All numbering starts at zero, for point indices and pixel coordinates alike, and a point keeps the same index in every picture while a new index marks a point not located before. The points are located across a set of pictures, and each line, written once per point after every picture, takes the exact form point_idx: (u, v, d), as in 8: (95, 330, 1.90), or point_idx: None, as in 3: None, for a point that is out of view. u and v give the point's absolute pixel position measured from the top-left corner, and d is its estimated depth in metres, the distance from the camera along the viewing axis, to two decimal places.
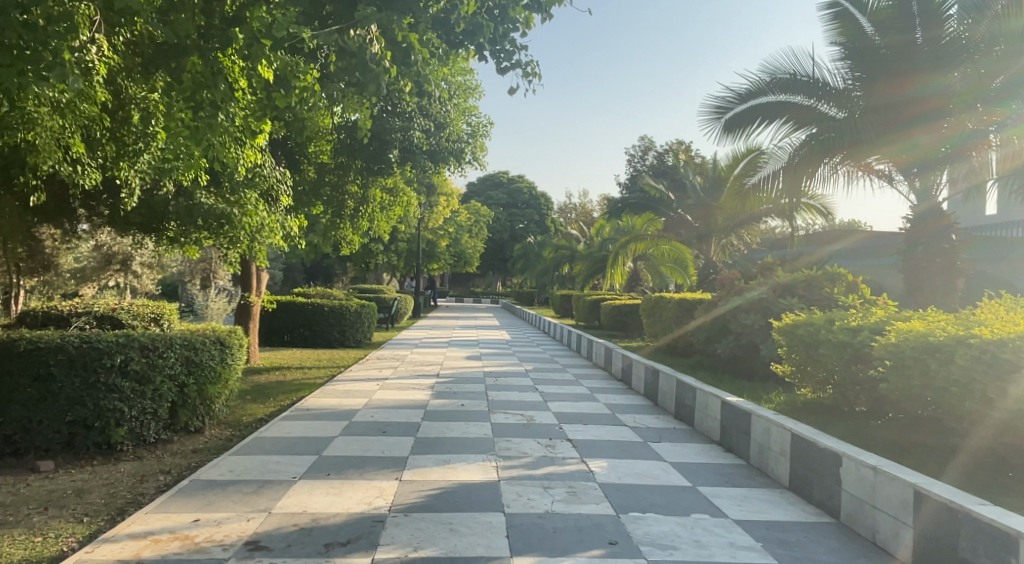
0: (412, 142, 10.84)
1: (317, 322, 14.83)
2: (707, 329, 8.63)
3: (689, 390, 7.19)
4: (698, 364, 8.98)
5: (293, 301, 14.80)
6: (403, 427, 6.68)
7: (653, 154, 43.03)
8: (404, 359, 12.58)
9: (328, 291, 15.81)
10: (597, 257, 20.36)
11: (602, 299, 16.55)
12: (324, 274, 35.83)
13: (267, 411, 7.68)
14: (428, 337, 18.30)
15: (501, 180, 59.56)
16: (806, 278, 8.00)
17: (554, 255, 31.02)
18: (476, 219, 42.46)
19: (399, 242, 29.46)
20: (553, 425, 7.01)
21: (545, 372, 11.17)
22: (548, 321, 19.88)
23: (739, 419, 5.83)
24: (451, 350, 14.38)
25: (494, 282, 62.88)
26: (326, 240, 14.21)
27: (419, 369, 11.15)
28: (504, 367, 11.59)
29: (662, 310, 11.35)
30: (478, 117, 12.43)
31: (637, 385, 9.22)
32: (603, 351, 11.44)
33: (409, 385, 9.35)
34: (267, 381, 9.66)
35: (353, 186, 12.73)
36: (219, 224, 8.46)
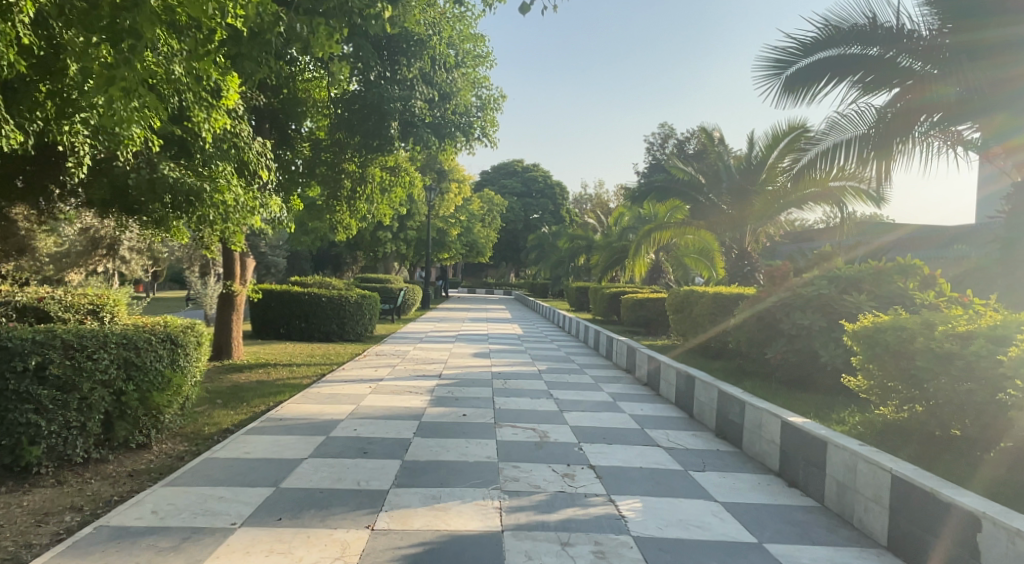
0: (412, 109, 9.53)
1: (314, 313, 13.73)
2: (752, 330, 7.39)
3: (735, 404, 5.97)
4: (739, 370, 7.73)
5: (287, 290, 13.69)
6: (390, 445, 5.53)
7: (673, 142, 41.58)
8: (404, 356, 11.44)
9: (327, 280, 14.66)
10: (615, 248, 19.06)
11: (622, 292, 15.29)
12: (333, 263, 34.86)
13: (237, 420, 6.56)
14: (434, 331, 17.17)
15: (516, 170, 58.33)
16: (874, 271, 6.69)
17: (570, 245, 29.76)
18: (489, 209, 41.23)
19: (409, 230, 28.33)
20: (571, 444, 5.82)
21: (561, 374, 9.95)
22: (563, 316, 18.67)
23: (812, 448, 4.61)
24: (458, 346, 13.24)
25: (506, 273, 61.72)
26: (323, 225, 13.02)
27: (420, 368, 10.00)
28: (514, 367, 10.41)
29: (693, 305, 10.10)
30: (489, 89, 11.16)
31: (667, 392, 7.98)
32: (626, 351, 10.22)
33: (405, 388, 8.20)
34: (246, 382, 8.56)
35: (349, 164, 11.60)
36: (186, 201, 7.33)
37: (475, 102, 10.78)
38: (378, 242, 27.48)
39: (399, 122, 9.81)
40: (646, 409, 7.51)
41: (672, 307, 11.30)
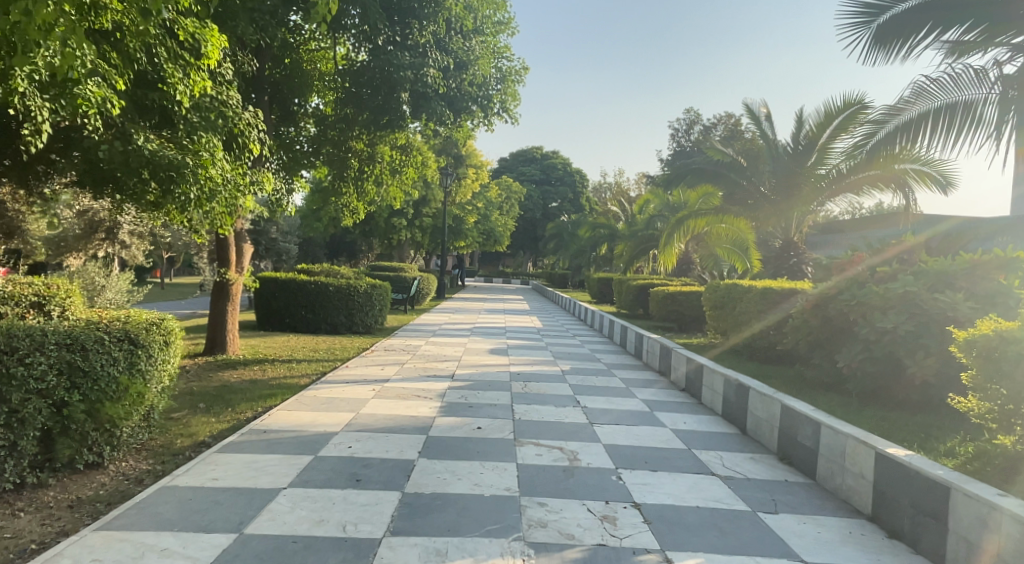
0: (424, 79, 8.42)
1: (321, 304, 12.86)
2: (817, 333, 6.33)
3: (806, 425, 4.95)
4: (798, 379, 6.68)
5: (293, 278, 12.82)
6: (389, 469, 4.60)
7: (698, 129, 40.16)
8: (415, 352, 10.50)
9: (335, 268, 13.75)
10: (642, 237, 17.97)
11: (651, 285, 14.22)
12: (348, 250, 34.13)
13: (216, 431, 5.65)
14: (449, 322, 16.27)
15: (535, 157, 57.16)
16: (971, 266, 5.58)
17: (591, 234, 28.64)
18: (508, 196, 40.20)
19: (424, 216, 27.43)
20: (606, 470, 4.85)
21: (588, 376, 8.95)
22: (586, 308, 17.63)
23: (926, 495, 3.58)
24: (473, 340, 12.29)
25: (524, 262, 60.70)
26: (330, 207, 12.03)
27: (432, 367, 9.06)
28: (534, 367, 9.43)
29: (736, 301, 9.03)
30: (510, 60, 10.11)
31: (714, 402, 6.96)
32: (661, 351, 9.19)
33: (412, 392, 7.26)
34: (237, 381, 7.68)
35: (356, 142, 10.62)
36: (166, 176, 6.38)
37: (495, 74, 9.72)
38: (392, 228, 26.48)
39: (411, 94, 8.79)
40: (690, 422, 6.50)
41: (710, 303, 10.23)
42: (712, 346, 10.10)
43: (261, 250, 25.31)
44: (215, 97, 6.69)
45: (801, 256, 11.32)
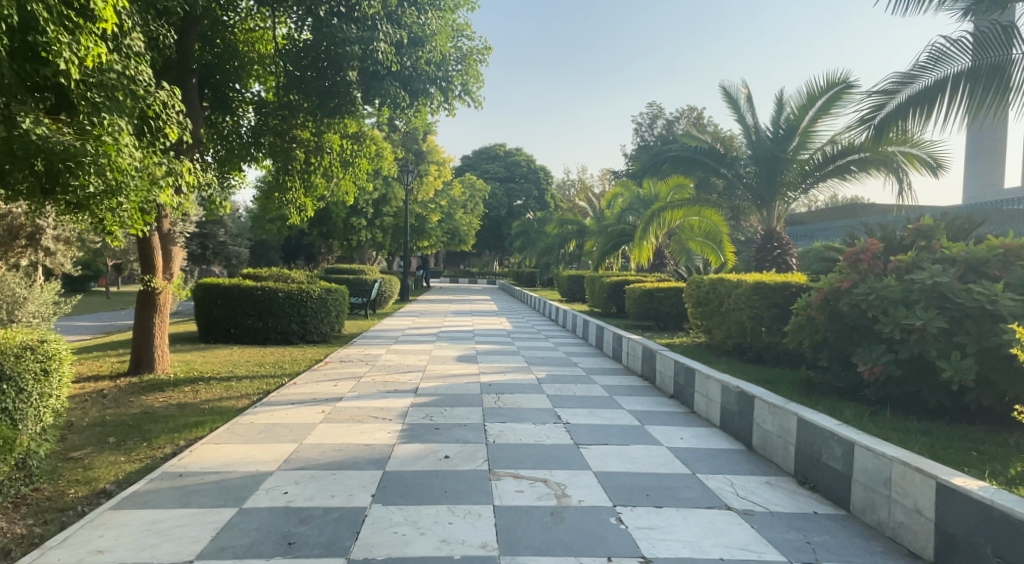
0: (373, 55, 7.56)
1: (270, 312, 11.75)
2: (827, 333, 5.58)
3: (835, 444, 4.18)
4: (806, 384, 5.92)
5: (237, 285, 11.68)
6: (332, 522, 3.65)
7: (661, 122, 39.89)
8: (374, 363, 9.50)
9: (284, 271, 12.63)
10: (613, 232, 17.24)
11: (626, 281, 13.49)
12: (307, 253, 32.77)
13: (122, 474, 4.61)
14: (413, 327, 15.27)
15: (498, 154, 56.39)
16: (1006, 250, 4.87)
17: (558, 230, 27.92)
18: (472, 194, 39.27)
19: (385, 216, 26.31)
20: (602, 508, 3.98)
21: (567, 384, 8.10)
22: (557, 307, 16.84)
23: (1019, 545, 2.84)
24: (438, 347, 11.33)
25: (490, 261, 59.83)
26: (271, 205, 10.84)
27: (392, 380, 8.09)
28: (506, 376, 8.54)
29: (724, 297, 8.29)
30: (470, 39, 9.23)
31: (712, 413, 6.17)
32: (646, 355, 8.38)
33: (368, 412, 6.30)
34: (163, 407, 6.60)
35: (301, 131, 9.57)
36: (58, 167, 5.28)
37: (453, 52, 8.84)
38: (352, 231, 25.87)
39: (360, 72, 7.84)
40: (688, 437, 5.69)
41: (693, 300, 9.48)
42: (697, 346, 9.34)
43: (210, 255, 23.88)
44: (116, 71, 5.59)
45: (785, 248, 10.61)
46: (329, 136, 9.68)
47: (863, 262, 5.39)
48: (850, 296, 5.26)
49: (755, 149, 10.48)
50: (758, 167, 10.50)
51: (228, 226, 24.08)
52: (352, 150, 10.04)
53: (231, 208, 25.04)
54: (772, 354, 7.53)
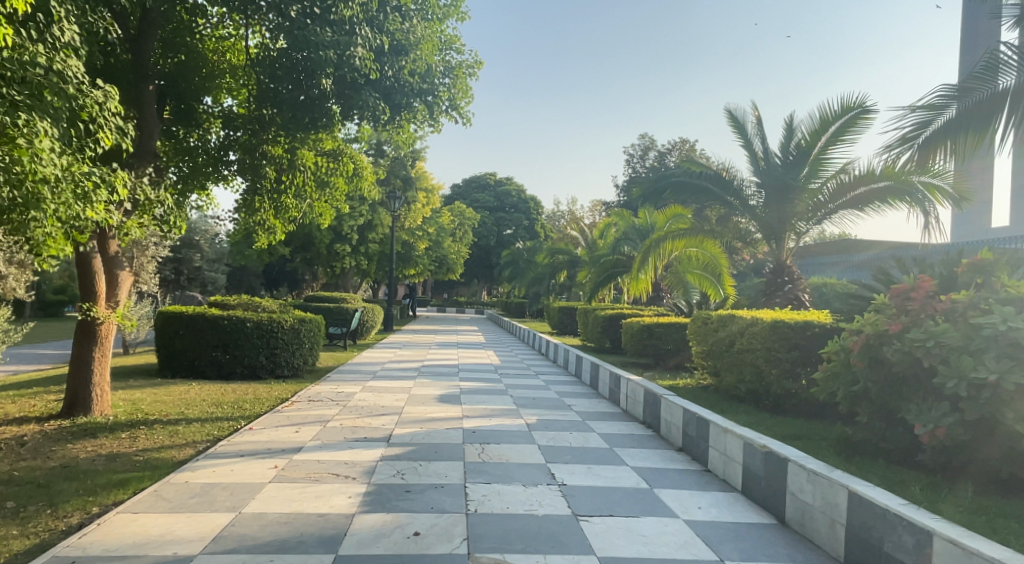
0: (350, 61, 6.77)
1: (236, 344, 10.80)
2: (869, 384, 4.76)
3: (903, 531, 3.33)
4: (842, 442, 5.08)
5: (201, 313, 10.74)
6: None
7: (653, 154, 39.58)
8: (345, 403, 8.55)
9: (255, 299, 11.70)
10: (607, 262, 16.49)
11: (622, 315, 12.68)
12: (289, 279, 31.76)
13: (3, 556, 3.64)
14: (394, 360, 14.31)
15: (488, 183, 56.01)
16: None
17: (549, 261, 27.18)
18: (460, 222, 38.53)
19: (370, 242, 25.47)
20: None
21: (561, 432, 7.19)
22: (548, 341, 15.96)
23: None
24: (419, 384, 10.38)
25: (478, 291, 58.97)
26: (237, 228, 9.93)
27: (363, 425, 7.15)
28: (493, 421, 7.62)
29: (736, 337, 7.48)
30: (460, 53, 8.50)
31: (732, 474, 5.29)
32: (650, 400, 7.53)
33: (330, 469, 5.35)
34: (89, 459, 5.61)
35: (272, 146, 8.74)
36: None
37: (440, 65, 8.08)
38: (336, 256, 25.06)
39: (334, 79, 7.04)
40: (708, 506, 4.80)
41: (699, 338, 8.65)
42: (704, 390, 8.50)
43: (184, 280, 22.86)
44: (41, 63, 4.73)
45: (796, 283, 9.80)
46: (302, 152, 8.84)
47: (914, 301, 4.60)
48: (899, 340, 4.47)
49: (764, 176, 9.80)
50: (767, 196, 9.79)
51: (204, 251, 23.11)
52: (327, 168, 9.18)
53: (209, 232, 24.05)
54: (793, 403, 6.69)
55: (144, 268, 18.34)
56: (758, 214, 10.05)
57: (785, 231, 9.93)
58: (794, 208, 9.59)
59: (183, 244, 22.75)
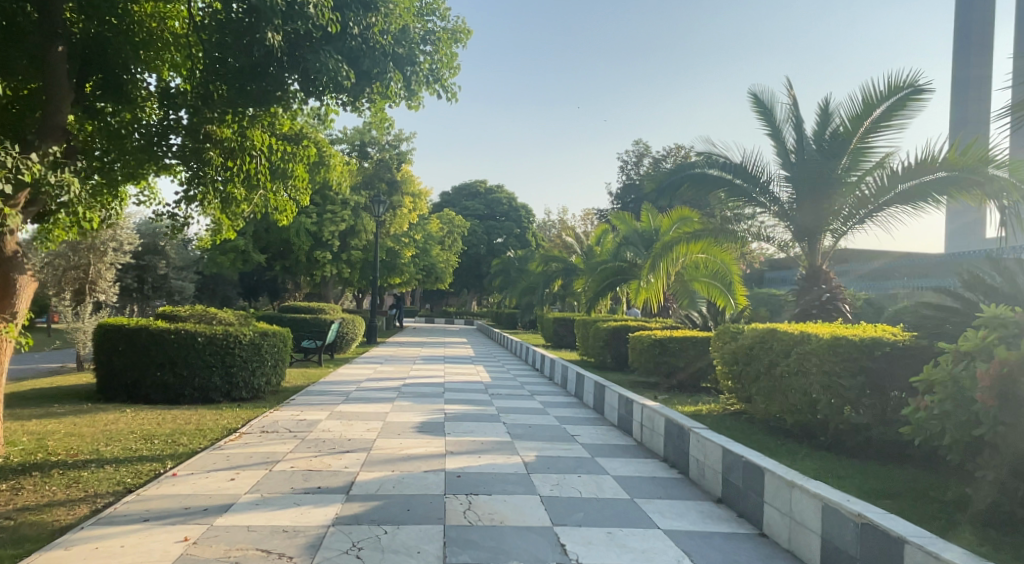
0: (302, 9, 5.53)
1: (186, 362, 9.35)
2: (1005, 428, 3.42)
3: None
4: (956, 505, 3.73)
5: (145, 326, 9.29)
6: None
7: (648, 161, 38.33)
8: (304, 435, 7.12)
9: (211, 310, 10.26)
10: (608, 270, 15.23)
11: (628, 328, 11.35)
12: (269, 288, 30.23)
13: None
14: (373, 377, 12.86)
15: (478, 190, 54.80)
16: None
17: (542, 270, 25.81)
18: (449, 230, 37.16)
19: (352, 250, 24.03)
20: None
21: (568, 475, 5.79)
22: (543, 356, 14.60)
23: None
24: (397, 409, 8.96)
25: (468, 301, 57.59)
26: (184, 226, 8.53)
27: (319, 467, 5.73)
28: (481, 460, 6.22)
29: (780, 356, 6.12)
30: (443, 18, 7.13)
31: (808, 547, 3.92)
32: (676, 434, 6.16)
33: (259, 542, 3.93)
34: None
35: (218, 127, 7.25)
36: None
37: (419, 28, 6.70)
38: (315, 264, 23.68)
39: (280, 29, 5.64)
40: None
41: (727, 357, 7.29)
42: (734, 418, 7.14)
43: (149, 289, 21.35)
44: None
45: (835, 289, 8.78)
46: (251, 131, 7.39)
47: None
48: None
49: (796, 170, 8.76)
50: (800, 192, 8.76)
51: (171, 258, 21.60)
52: (283, 153, 7.80)
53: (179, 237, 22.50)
54: (859, 441, 5.34)
55: (101, 276, 16.86)
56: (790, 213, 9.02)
57: (820, 232, 8.91)
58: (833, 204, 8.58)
59: (147, 250, 21.36)
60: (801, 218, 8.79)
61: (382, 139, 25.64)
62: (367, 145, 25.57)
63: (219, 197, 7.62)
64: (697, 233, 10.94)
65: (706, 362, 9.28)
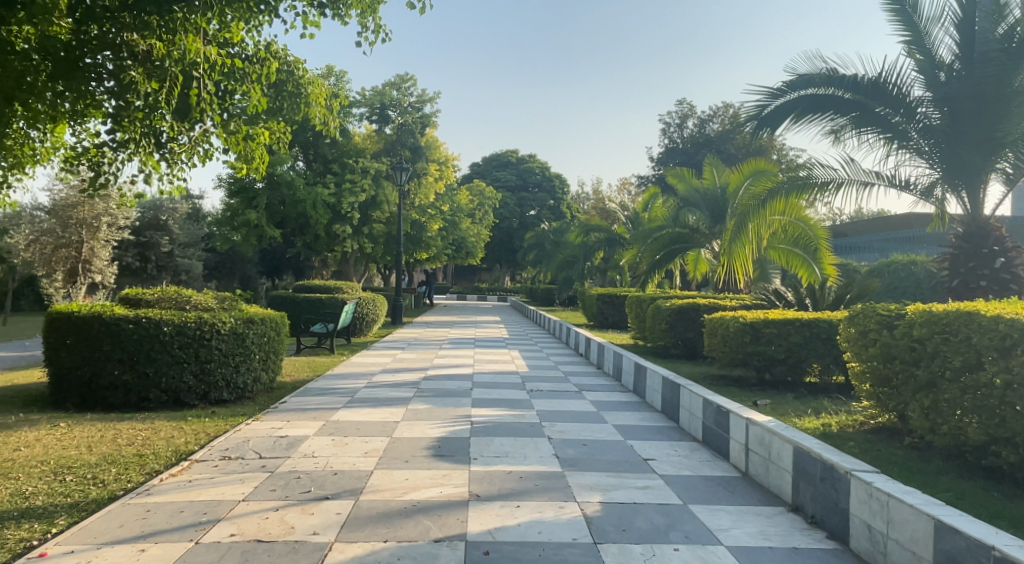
0: None
1: (149, 358, 7.46)
2: None
3: None
4: None
5: (98, 315, 7.40)
6: None
7: (692, 122, 35.39)
8: (276, 465, 5.14)
9: (184, 292, 8.32)
10: (666, 237, 12.95)
11: (700, 308, 9.26)
12: (292, 266, 28.73)
13: None
14: (390, 367, 10.93)
15: (510, 160, 52.49)
16: None
17: (583, 241, 23.57)
18: (480, 202, 35.01)
19: (374, 223, 22.13)
20: None
21: (660, 546, 3.69)
22: (589, 339, 12.49)
23: None
24: (411, 417, 6.96)
25: (501, 276, 55.72)
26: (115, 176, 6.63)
27: (273, 534, 3.73)
28: (521, 514, 4.14)
29: (988, 357, 3.91)
30: None
31: None
32: (820, 473, 4.09)
33: None
34: None
35: (149, 39, 5.41)
36: None
37: None
38: (336, 239, 21.93)
39: None
40: None
41: (872, 352, 5.08)
42: (889, 442, 4.90)
43: (152, 268, 21.00)
44: None
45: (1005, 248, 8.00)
46: (186, 39, 5.41)
47: None
48: None
49: (959, 92, 7.96)
50: (966, 119, 7.94)
51: (175, 234, 21.31)
52: (233, 70, 6.25)
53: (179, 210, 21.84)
54: None
55: (95, 254, 16.24)
56: (948, 145, 8.13)
57: (986, 169, 8.07)
58: (1007, 134, 7.70)
59: (148, 226, 21.07)
60: (967, 150, 7.96)
61: (404, 100, 23.49)
62: (388, 108, 23.40)
63: (147, 135, 5.93)
64: (787, 182, 8.37)
65: (813, 352, 7.04)
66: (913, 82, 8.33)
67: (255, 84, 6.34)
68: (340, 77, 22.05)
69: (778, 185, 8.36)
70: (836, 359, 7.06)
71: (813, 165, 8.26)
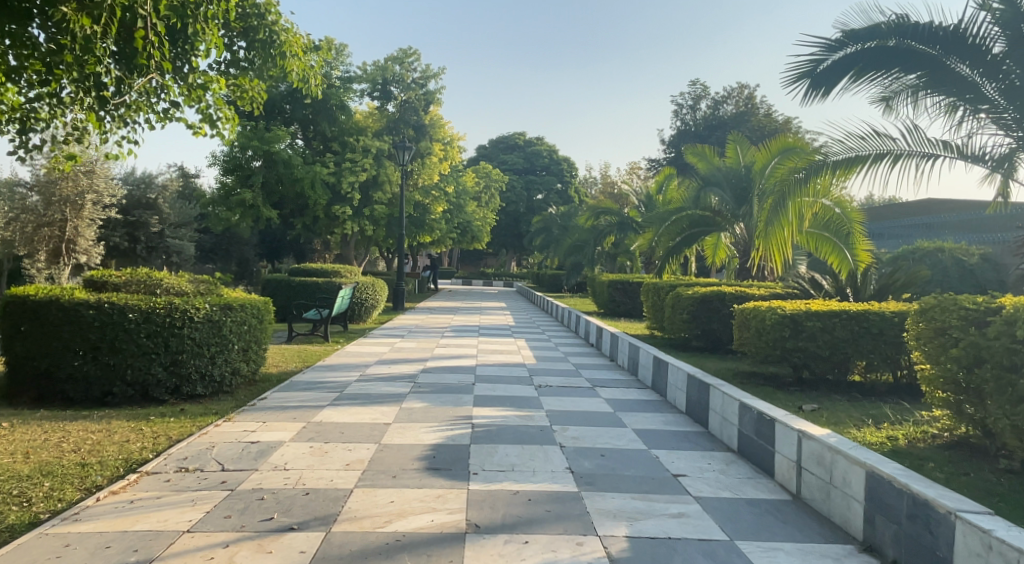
0: None
1: (113, 348, 6.66)
2: None
3: None
4: None
5: (55, 298, 6.61)
6: None
7: (706, 103, 34.22)
8: (240, 480, 4.33)
9: (156, 275, 7.51)
10: (684, 220, 12.50)
11: (725, 295, 8.43)
12: (293, 249, 27.97)
13: None
14: (386, 357, 10.12)
15: (517, 143, 51.42)
16: None
17: (593, 225, 22.64)
18: (486, 184, 34.07)
19: (375, 204, 21.26)
20: None
21: None
22: (602, 328, 11.64)
23: None
24: (404, 419, 6.13)
25: (507, 261, 54.83)
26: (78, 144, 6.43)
27: None
28: (531, 554, 3.32)
29: None
30: None
31: None
32: (907, 509, 3.25)
33: None
34: None
35: None
36: None
37: None
38: (335, 221, 21.14)
39: None
40: None
41: (953, 355, 4.22)
42: (976, 465, 4.05)
43: (143, 248, 20.54)
44: None
45: None
46: None
47: None
48: None
49: None
50: None
51: (165, 214, 20.98)
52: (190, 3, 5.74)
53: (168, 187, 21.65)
54: None
55: (78, 234, 17.18)
56: None
57: None
58: None
59: (137, 206, 20.59)
60: None
61: (407, 76, 22.49)
62: (390, 84, 22.40)
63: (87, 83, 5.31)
64: (835, 156, 7.35)
65: (862, 349, 6.18)
66: (994, 37, 6.73)
67: (211, 24, 5.91)
68: (340, 51, 21.22)
69: (825, 162, 7.39)
70: (887, 357, 6.19)
71: (865, 136, 7.22)
